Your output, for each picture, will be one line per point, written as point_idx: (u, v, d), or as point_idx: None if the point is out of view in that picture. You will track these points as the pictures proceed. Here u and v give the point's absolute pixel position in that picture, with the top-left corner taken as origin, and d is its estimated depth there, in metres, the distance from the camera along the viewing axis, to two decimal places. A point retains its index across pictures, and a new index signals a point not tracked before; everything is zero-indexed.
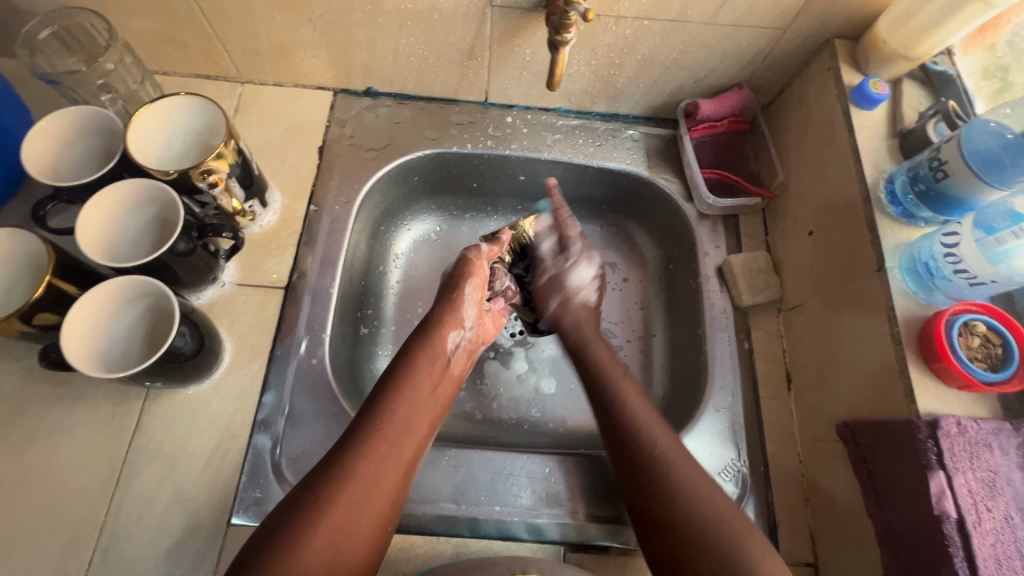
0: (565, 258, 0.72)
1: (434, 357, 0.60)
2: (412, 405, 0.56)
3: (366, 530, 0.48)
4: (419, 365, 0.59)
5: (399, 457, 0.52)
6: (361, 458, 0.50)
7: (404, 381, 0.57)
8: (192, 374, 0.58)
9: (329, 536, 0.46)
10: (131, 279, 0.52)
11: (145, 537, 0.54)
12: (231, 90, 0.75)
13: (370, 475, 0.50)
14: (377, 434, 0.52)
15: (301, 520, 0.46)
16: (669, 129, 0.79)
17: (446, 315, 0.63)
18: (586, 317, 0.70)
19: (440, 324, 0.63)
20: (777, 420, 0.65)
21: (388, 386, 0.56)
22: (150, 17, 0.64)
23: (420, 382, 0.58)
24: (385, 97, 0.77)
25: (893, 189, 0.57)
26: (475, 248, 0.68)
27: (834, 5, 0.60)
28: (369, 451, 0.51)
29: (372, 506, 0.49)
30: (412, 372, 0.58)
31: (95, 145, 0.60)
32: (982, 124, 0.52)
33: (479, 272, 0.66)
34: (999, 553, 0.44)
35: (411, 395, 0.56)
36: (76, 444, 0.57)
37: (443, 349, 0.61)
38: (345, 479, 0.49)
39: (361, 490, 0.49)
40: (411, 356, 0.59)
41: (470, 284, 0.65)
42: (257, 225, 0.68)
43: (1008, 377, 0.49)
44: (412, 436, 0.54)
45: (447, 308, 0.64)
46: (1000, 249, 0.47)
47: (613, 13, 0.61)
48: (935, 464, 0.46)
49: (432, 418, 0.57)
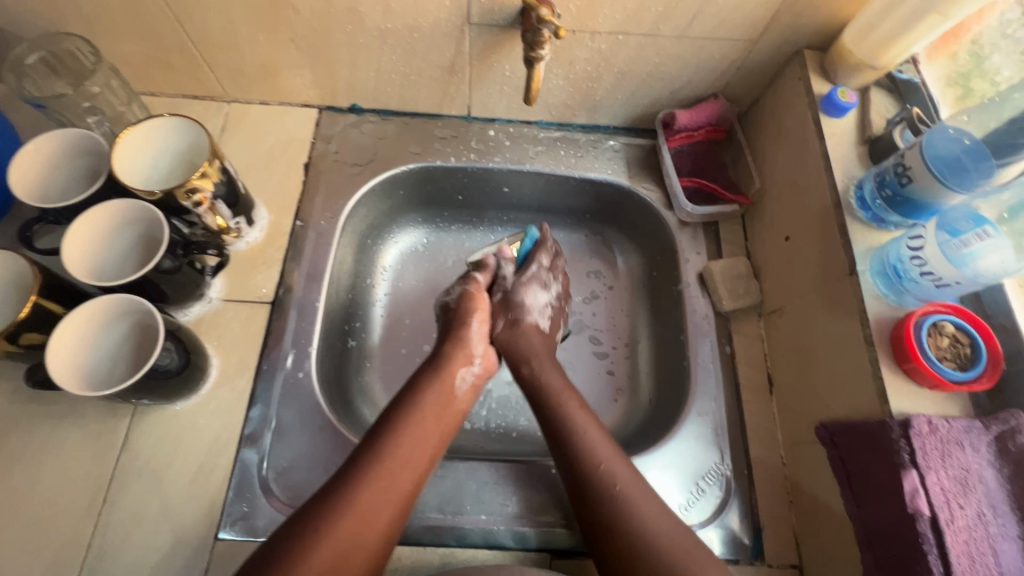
0: (524, 277, 0.69)
1: (442, 392, 0.61)
2: (417, 438, 0.56)
3: (361, 562, 0.48)
4: (424, 400, 0.59)
5: (398, 491, 0.53)
6: (361, 492, 0.51)
7: (410, 414, 0.57)
8: (179, 390, 0.58)
9: (326, 567, 0.46)
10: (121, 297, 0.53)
11: (131, 554, 0.54)
12: (217, 109, 0.76)
13: (369, 506, 0.50)
14: (378, 468, 0.52)
15: (297, 549, 0.46)
16: (648, 139, 0.81)
17: (454, 350, 0.64)
18: (541, 347, 0.67)
19: (448, 361, 0.63)
20: (759, 423, 0.66)
21: (392, 421, 0.56)
22: (137, 40, 0.65)
23: (424, 417, 0.58)
24: (369, 114, 0.78)
25: (863, 194, 0.58)
26: (473, 279, 0.69)
27: (802, 17, 0.62)
28: (367, 485, 0.51)
29: (367, 538, 0.49)
30: (417, 406, 0.58)
31: (81, 164, 0.61)
32: (942, 130, 0.54)
33: (484, 305, 0.67)
34: (973, 549, 0.45)
35: (415, 430, 0.56)
36: (63, 462, 0.57)
37: (451, 382, 0.62)
38: (342, 511, 0.49)
39: (358, 521, 0.49)
40: (417, 390, 0.60)
41: (476, 319, 0.66)
42: (242, 242, 0.69)
43: (977, 376, 0.50)
44: (413, 470, 0.54)
45: (455, 344, 0.64)
46: (965, 251, 0.49)
47: (587, 29, 0.63)
48: (908, 464, 0.47)
49: (433, 451, 0.57)
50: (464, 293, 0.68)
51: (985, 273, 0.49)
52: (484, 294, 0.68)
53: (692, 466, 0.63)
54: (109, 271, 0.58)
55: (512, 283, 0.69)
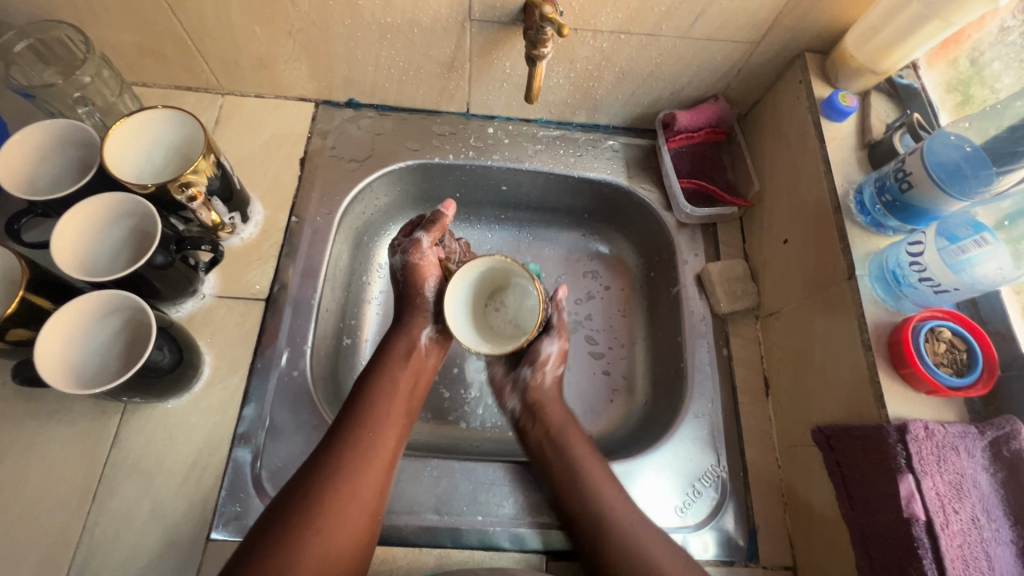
0: None
1: (409, 353, 0.60)
2: (388, 403, 0.56)
3: (356, 526, 0.49)
4: (387, 367, 0.59)
5: (379, 454, 0.53)
6: (345, 461, 0.51)
7: (380, 382, 0.57)
8: (171, 388, 0.57)
9: (320, 535, 0.47)
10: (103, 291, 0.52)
11: (121, 555, 0.53)
12: (211, 102, 0.75)
13: (354, 473, 0.50)
14: (358, 436, 0.53)
15: (291, 526, 0.47)
16: (647, 140, 0.80)
17: (412, 321, 0.62)
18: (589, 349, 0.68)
19: (409, 329, 0.62)
20: (755, 425, 0.66)
21: (367, 391, 0.56)
22: (129, 29, 0.63)
23: (398, 383, 0.58)
24: (366, 108, 0.77)
25: (862, 199, 0.58)
26: (415, 243, 0.63)
27: (804, 19, 0.62)
28: (351, 452, 0.51)
29: (357, 507, 0.49)
30: (383, 372, 0.58)
31: (72, 156, 0.59)
32: (943, 136, 0.54)
33: (433, 268, 0.63)
34: (966, 554, 0.45)
35: (386, 396, 0.56)
36: (52, 460, 0.56)
37: (416, 348, 0.61)
38: (330, 482, 0.49)
39: (344, 487, 0.49)
40: (383, 361, 0.59)
41: (430, 286, 0.63)
42: (236, 238, 0.68)
43: (973, 382, 0.50)
44: (390, 435, 0.54)
45: (412, 313, 0.62)
46: (963, 257, 0.49)
47: (589, 27, 0.62)
48: (904, 468, 0.47)
49: (401, 415, 0.56)
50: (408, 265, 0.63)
51: (983, 280, 0.49)
52: (433, 257, 0.64)
53: (687, 468, 0.63)
54: (107, 251, 0.58)
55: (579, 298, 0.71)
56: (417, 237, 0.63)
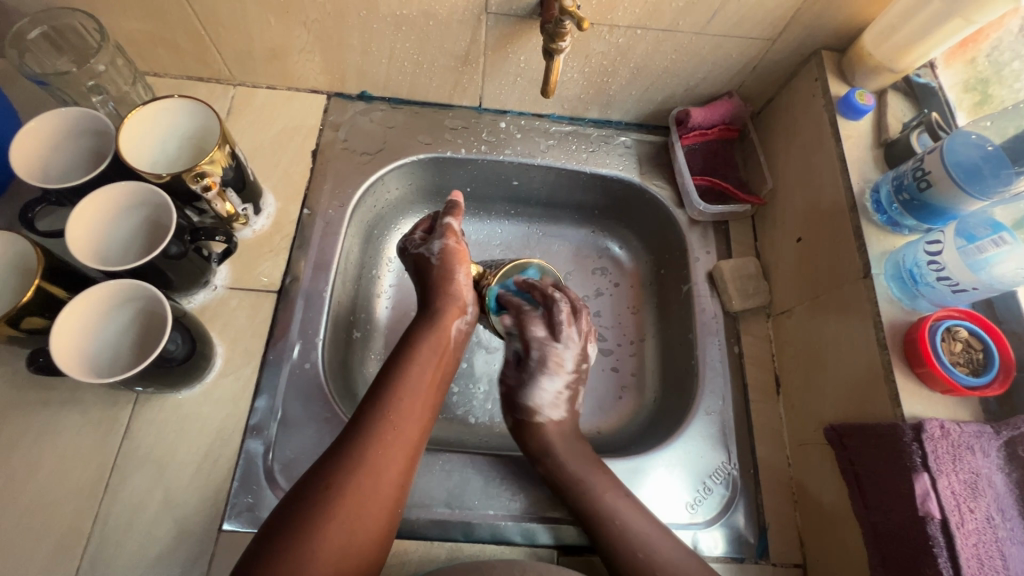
0: (524, 365, 0.62)
1: (439, 342, 0.60)
2: (415, 391, 0.56)
3: (376, 517, 0.48)
4: (418, 356, 0.58)
5: (403, 442, 0.53)
6: (368, 450, 0.50)
7: (408, 370, 0.57)
8: (184, 379, 0.57)
9: (344, 521, 0.47)
10: (94, 289, 0.51)
11: (133, 545, 0.53)
12: (223, 92, 0.75)
13: (379, 459, 0.50)
14: (384, 422, 0.53)
15: (314, 509, 0.46)
16: (660, 136, 0.80)
17: (446, 305, 0.62)
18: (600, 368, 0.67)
19: (443, 314, 0.61)
20: (765, 423, 0.66)
21: (392, 378, 0.56)
22: (142, 18, 0.63)
23: (424, 371, 0.58)
24: (378, 101, 0.77)
25: (879, 198, 0.58)
26: (447, 227, 0.64)
27: (821, 17, 0.62)
28: (374, 442, 0.51)
29: (381, 493, 0.50)
30: (413, 361, 0.58)
31: (85, 145, 0.59)
32: (964, 135, 0.54)
33: (465, 253, 0.65)
34: (982, 553, 0.45)
35: (412, 384, 0.56)
36: (64, 449, 0.56)
37: (446, 337, 0.61)
38: (354, 472, 0.49)
39: (367, 474, 0.49)
40: (409, 350, 0.59)
41: (462, 270, 0.63)
42: (249, 229, 0.68)
43: (989, 382, 0.50)
44: (415, 424, 0.54)
45: (446, 298, 0.62)
46: (981, 257, 0.49)
47: (606, 22, 0.62)
48: (920, 467, 0.47)
49: (426, 404, 0.56)
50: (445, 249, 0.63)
51: (1002, 280, 0.49)
52: (463, 241, 0.65)
53: (697, 465, 0.63)
54: (119, 241, 0.57)
55: (519, 374, 0.63)
56: (449, 221, 0.64)
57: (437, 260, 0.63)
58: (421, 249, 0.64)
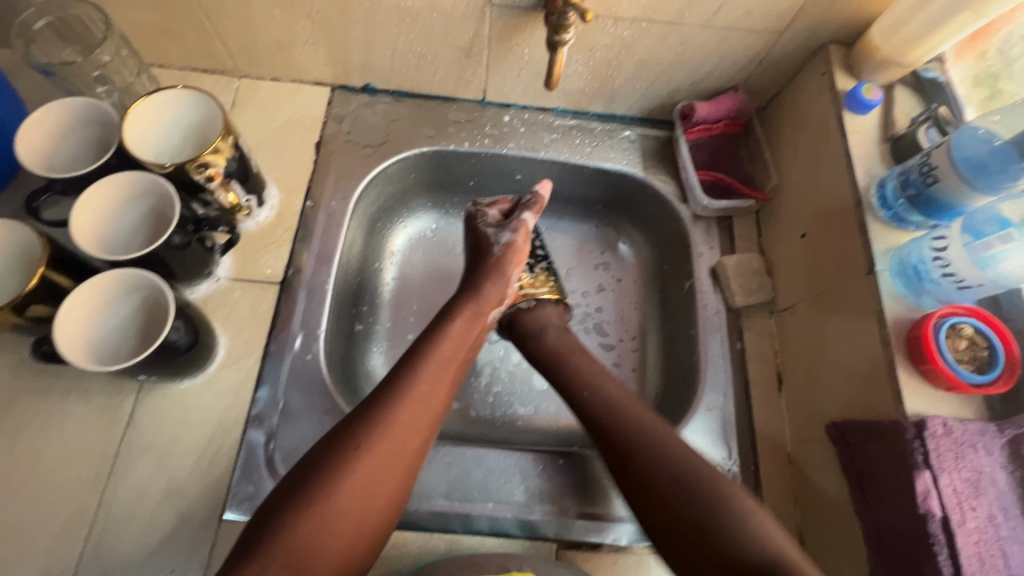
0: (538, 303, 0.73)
1: (473, 319, 0.61)
2: (443, 359, 0.56)
3: (391, 485, 0.48)
4: (452, 330, 0.59)
5: (428, 410, 0.52)
6: (390, 415, 0.50)
7: (437, 338, 0.58)
8: (187, 369, 0.58)
9: (358, 485, 0.47)
10: (84, 283, 0.51)
11: (136, 531, 0.54)
12: (227, 84, 0.75)
13: (400, 425, 0.50)
14: (408, 388, 0.52)
15: (327, 472, 0.46)
16: (664, 131, 0.80)
17: (494, 293, 0.64)
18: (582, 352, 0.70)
19: (487, 299, 0.63)
20: (767, 419, 0.66)
21: (421, 345, 0.57)
22: (147, 9, 0.63)
23: (454, 340, 0.58)
24: (382, 94, 0.77)
25: (885, 193, 0.58)
26: (521, 223, 0.68)
27: (830, 10, 0.61)
28: (397, 406, 0.51)
29: (400, 460, 0.49)
30: (446, 332, 0.59)
31: (91, 135, 0.59)
32: (971, 130, 0.52)
33: (524, 254, 0.68)
34: (983, 551, 0.45)
35: (440, 351, 0.57)
36: (69, 436, 0.57)
37: (482, 320, 0.62)
38: (373, 435, 0.49)
39: (386, 438, 0.49)
40: (446, 320, 0.60)
41: (517, 268, 0.67)
42: (252, 221, 0.68)
43: (994, 379, 0.50)
44: (441, 391, 0.54)
45: (495, 287, 0.64)
46: (988, 253, 0.48)
47: (611, 14, 0.62)
48: (921, 464, 0.46)
49: (454, 374, 0.57)
50: (511, 242, 0.67)
51: (1009, 276, 0.48)
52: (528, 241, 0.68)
53: None
54: (124, 230, 0.58)
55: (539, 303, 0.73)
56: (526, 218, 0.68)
57: (499, 249, 0.66)
58: (489, 230, 0.67)
